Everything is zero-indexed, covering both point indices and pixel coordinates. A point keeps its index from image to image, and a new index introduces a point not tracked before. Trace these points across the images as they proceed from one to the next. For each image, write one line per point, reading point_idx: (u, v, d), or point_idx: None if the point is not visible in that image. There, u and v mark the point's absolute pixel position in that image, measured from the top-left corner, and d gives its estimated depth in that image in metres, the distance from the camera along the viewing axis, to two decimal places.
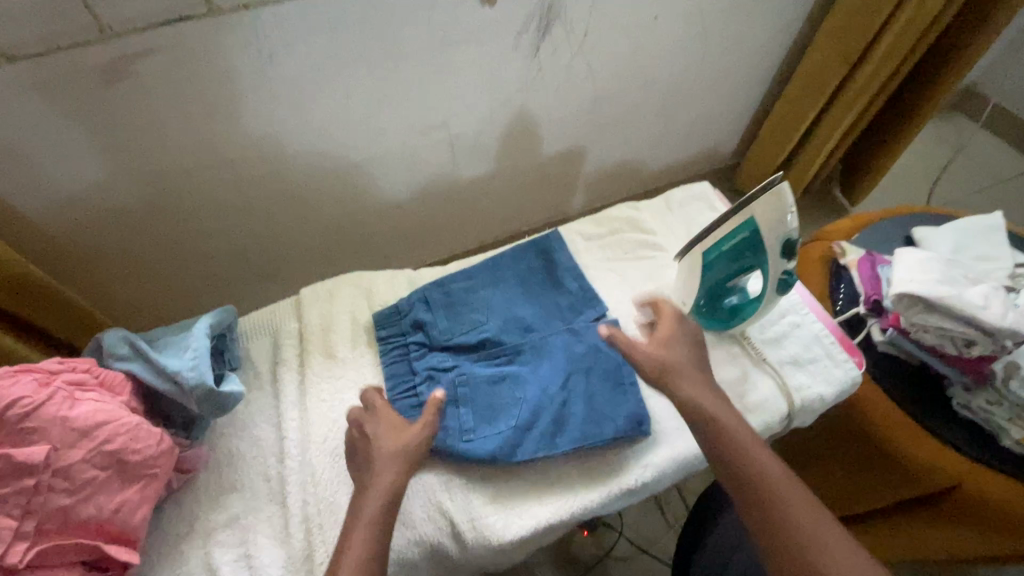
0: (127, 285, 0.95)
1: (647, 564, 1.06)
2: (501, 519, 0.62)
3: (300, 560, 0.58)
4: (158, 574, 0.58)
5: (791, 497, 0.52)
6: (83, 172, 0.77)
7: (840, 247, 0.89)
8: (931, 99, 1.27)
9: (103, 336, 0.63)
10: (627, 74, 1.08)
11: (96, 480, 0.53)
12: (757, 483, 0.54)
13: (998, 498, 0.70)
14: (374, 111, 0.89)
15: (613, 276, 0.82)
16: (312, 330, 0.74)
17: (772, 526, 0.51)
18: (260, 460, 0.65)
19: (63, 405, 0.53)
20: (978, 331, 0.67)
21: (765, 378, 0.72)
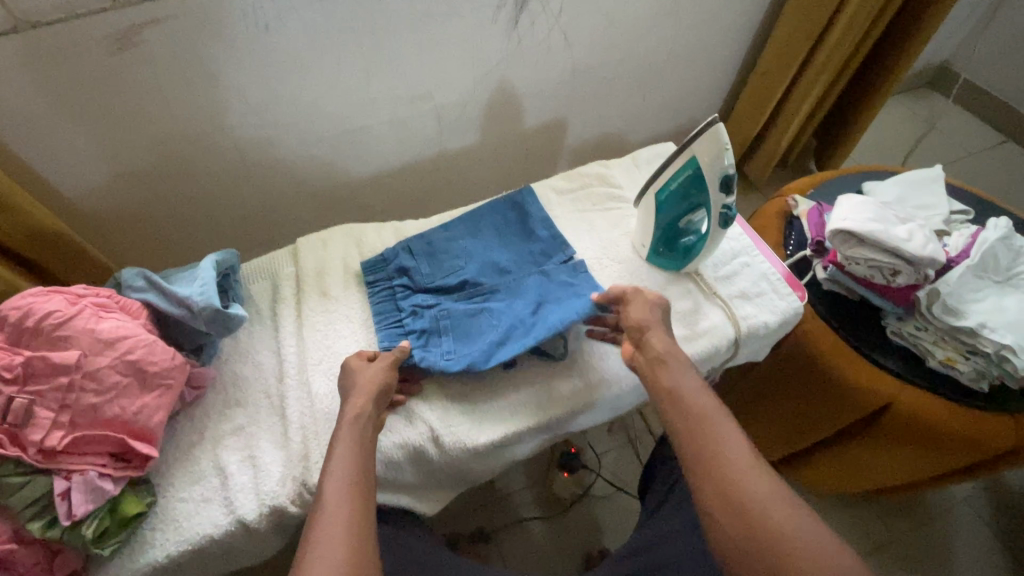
0: (137, 243, 1.03)
1: (623, 501, 1.15)
2: (475, 426, 0.70)
3: (299, 460, 0.67)
4: (173, 472, 0.66)
5: (712, 426, 0.59)
6: (98, 133, 0.84)
7: (793, 200, 0.97)
8: (894, 70, 1.34)
9: (121, 272, 0.71)
10: (603, 48, 1.15)
11: (120, 385, 0.60)
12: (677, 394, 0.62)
13: (923, 412, 0.79)
14: (363, 80, 0.96)
15: (581, 225, 0.89)
16: (308, 274, 0.82)
17: (704, 469, 0.56)
18: (262, 381, 0.74)
19: (89, 320, 0.61)
20: (903, 261, 0.76)
21: (715, 309, 0.80)
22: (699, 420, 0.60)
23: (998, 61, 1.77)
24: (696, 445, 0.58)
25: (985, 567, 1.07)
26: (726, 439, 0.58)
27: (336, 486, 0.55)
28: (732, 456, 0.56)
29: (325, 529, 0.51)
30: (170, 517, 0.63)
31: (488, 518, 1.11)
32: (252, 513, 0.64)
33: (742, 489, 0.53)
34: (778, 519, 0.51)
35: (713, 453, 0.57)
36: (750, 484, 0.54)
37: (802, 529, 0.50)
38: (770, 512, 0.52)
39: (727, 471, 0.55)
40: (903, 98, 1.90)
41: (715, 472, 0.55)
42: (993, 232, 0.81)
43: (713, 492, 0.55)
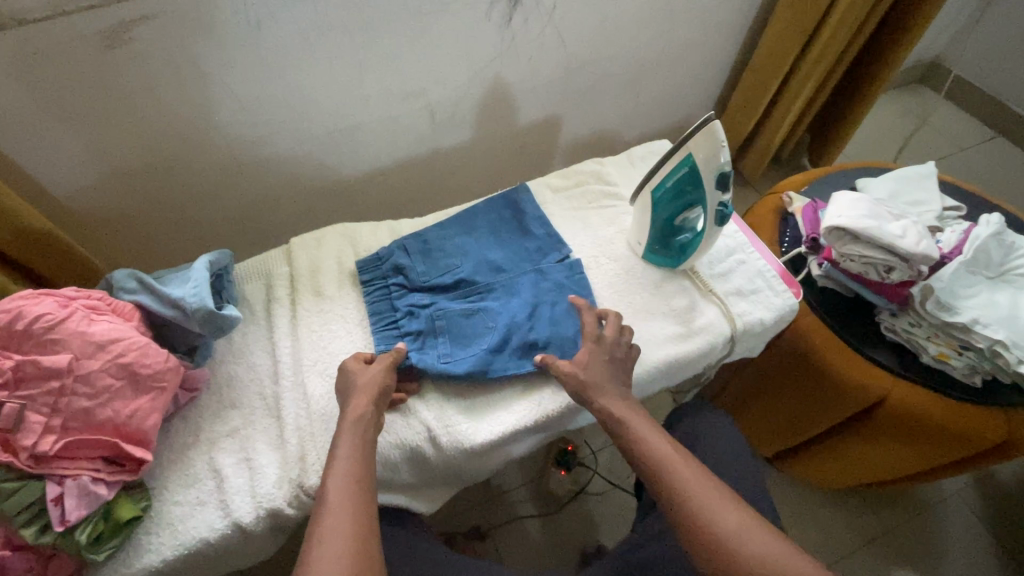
0: (127, 243, 1.01)
1: (619, 497, 1.15)
2: (471, 425, 0.70)
3: (295, 462, 0.66)
4: (168, 475, 0.66)
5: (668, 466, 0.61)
6: (87, 133, 0.83)
7: (788, 196, 0.97)
8: (886, 66, 1.35)
9: (112, 274, 0.70)
10: (597, 45, 1.15)
11: (112, 387, 0.60)
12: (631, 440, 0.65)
13: (916, 408, 0.79)
14: (356, 79, 0.95)
15: (577, 222, 0.89)
16: (302, 274, 0.81)
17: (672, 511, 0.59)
18: (256, 381, 0.73)
19: (81, 322, 0.60)
20: (896, 257, 0.76)
21: (711, 307, 0.80)
22: (657, 466, 0.61)
23: (989, 57, 1.78)
24: (661, 492, 0.60)
25: (976, 558, 1.09)
26: (687, 479, 0.59)
27: (339, 485, 0.56)
28: (693, 496, 0.58)
29: (329, 531, 0.52)
30: (165, 520, 0.63)
31: (485, 516, 1.11)
32: (248, 516, 0.63)
33: (709, 529, 0.56)
34: (747, 553, 0.54)
35: (677, 499, 0.59)
36: (715, 521, 0.56)
37: (767, 555, 0.53)
38: (738, 543, 0.54)
39: (692, 512, 0.57)
40: (895, 94, 1.91)
41: (682, 516, 0.58)
42: (985, 228, 0.81)
43: (685, 537, 0.57)
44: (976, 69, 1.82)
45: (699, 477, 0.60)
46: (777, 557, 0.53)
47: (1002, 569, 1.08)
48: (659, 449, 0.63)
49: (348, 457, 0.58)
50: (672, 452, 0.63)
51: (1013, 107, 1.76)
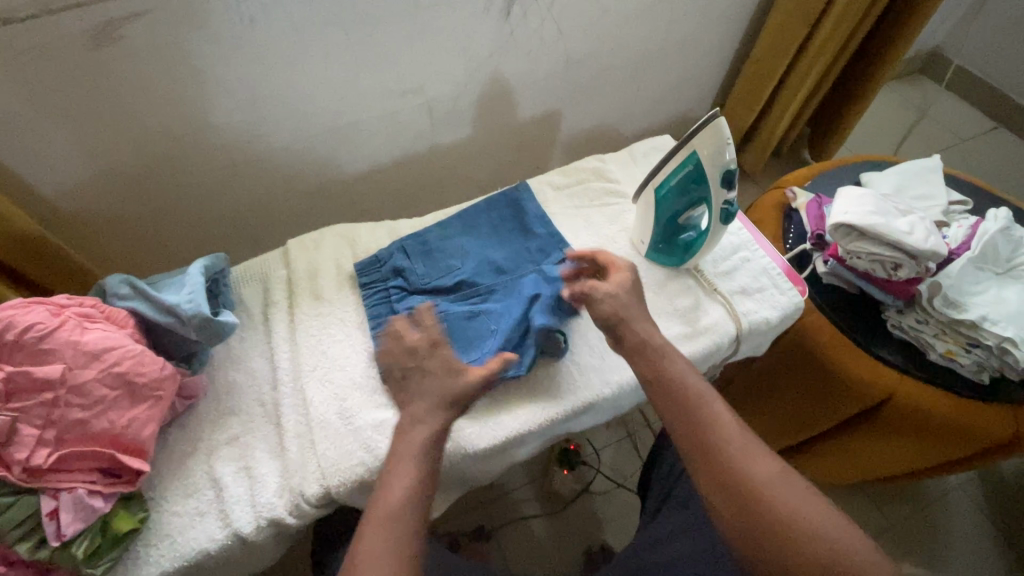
0: (122, 246, 1.00)
1: (623, 497, 1.14)
2: (476, 429, 0.69)
3: (296, 469, 0.65)
4: (166, 485, 0.64)
5: (701, 405, 0.58)
6: (77, 135, 0.81)
7: (792, 192, 0.96)
8: (889, 57, 1.33)
9: (106, 280, 0.68)
10: (596, 38, 1.12)
11: (107, 398, 0.58)
12: (664, 375, 0.61)
13: (925, 406, 0.79)
14: (353, 75, 0.93)
15: (579, 221, 0.87)
16: (300, 277, 0.79)
17: (703, 454, 0.56)
18: (255, 388, 0.72)
19: (74, 331, 0.59)
20: (904, 255, 0.75)
21: (716, 306, 0.79)
22: (691, 409, 0.58)
23: (991, 46, 1.76)
24: (692, 437, 0.57)
25: (982, 553, 1.09)
26: (722, 425, 0.57)
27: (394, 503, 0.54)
28: (728, 440, 0.56)
29: (373, 549, 0.50)
30: (163, 532, 0.62)
31: (489, 516, 1.11)
32: (248, 527, 0.62)
33: (742, 478, 0.54)
34: (778, 501, 0.52)
35: (710, 445, 0.56)
36: (748, 471, 0.54)
37: (798, 503, 0.52)
38: (768, 490, 0.53)
39: (721, 455, 0.55)
40: (896, 85, 1.89)
41: (712, 461, 0.55)
42: (992, 223, 0.81)
43: (713, 484, 0.55)
44: (977, 59, 1.81)
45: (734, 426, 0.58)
46: (808, 508, 0.52)
47: (1007, 563, 1.08)
48: (696, 388, 0.60)
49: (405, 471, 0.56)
50: (709, 396, 0.60)
51: (1014, 97, 1.75)
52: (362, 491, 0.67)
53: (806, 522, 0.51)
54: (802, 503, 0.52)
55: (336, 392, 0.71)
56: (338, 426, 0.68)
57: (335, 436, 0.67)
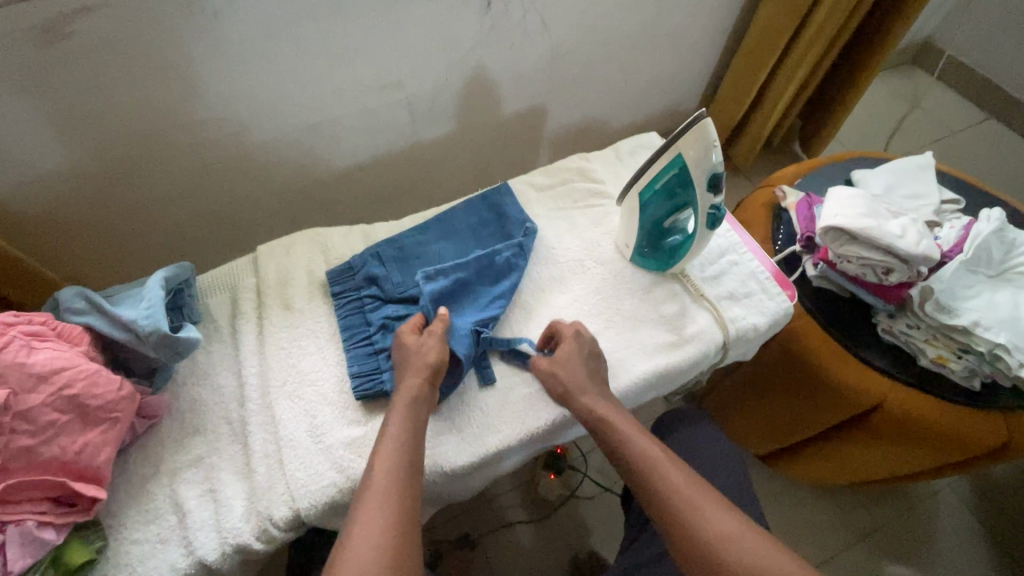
0: (87, 253, 0.95)
1: (611, 501, 1.13)
2: (453, 446, 0.66)
3: (263, 493, 0.63)
4: (126, 511, 0.61)
5: (652, 465, 0.59)
6: (31, 139, 0.76)
7: (781, 191, 0.93)
8: (881, 49, 1.30)
9: (59, 293, 0.64)
10: (582, 30, 1.08)
11: (57, 423, 0.54)
12: (610, 435, 0.62)
13: (913, 413, 0.77)
14: (326, 71, 0.88)
15: (561, 224, 0.84)
16: (270, 285, 0.76)
17: (660, 513, 0.56)
18: (222, 405, 0.69)
19: (19, 353, 0.55)
20: (895, 258, 0.73)
21: (702, 312, 0.76)
22: (643, 472, 0.59)
23: (984, 36, 1.73)
24: (648, 498, 0.57)
25: (968, 552, 1.08)
26: (672, 482, 0.57)
27: (367, 532, 0.49)
28: (680, 499, 0.56)
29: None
30: (123, 561, 0.59)
31: (475, 523, 1.09)
32: (213, 554, 0.60)
33: (697, 538, 0.53)
34: (736, 560, 0.51)
35: (663, 508, 0.56)
36: (703, 531, 0.53)
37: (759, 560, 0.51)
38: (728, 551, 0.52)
39: (675, 515, 0.55)
40: (888, 76, 1.86)
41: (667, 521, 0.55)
42: (986, 225, 0.78)
43: (673, 543, 0.55)
44: (970, 49, 1.78)
45: (688, 483, 0.57)
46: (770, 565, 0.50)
47: (993, 562, 1.08)
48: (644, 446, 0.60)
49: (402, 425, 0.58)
50: (662, 456, 0.60)
51: (1006, 89, 1.73)
52: (335, 513, 0.64)
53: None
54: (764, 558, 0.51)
55: (307, 409, 0.68)
56: (308, 445, 0.65)
57: (304, 456, 0.64)
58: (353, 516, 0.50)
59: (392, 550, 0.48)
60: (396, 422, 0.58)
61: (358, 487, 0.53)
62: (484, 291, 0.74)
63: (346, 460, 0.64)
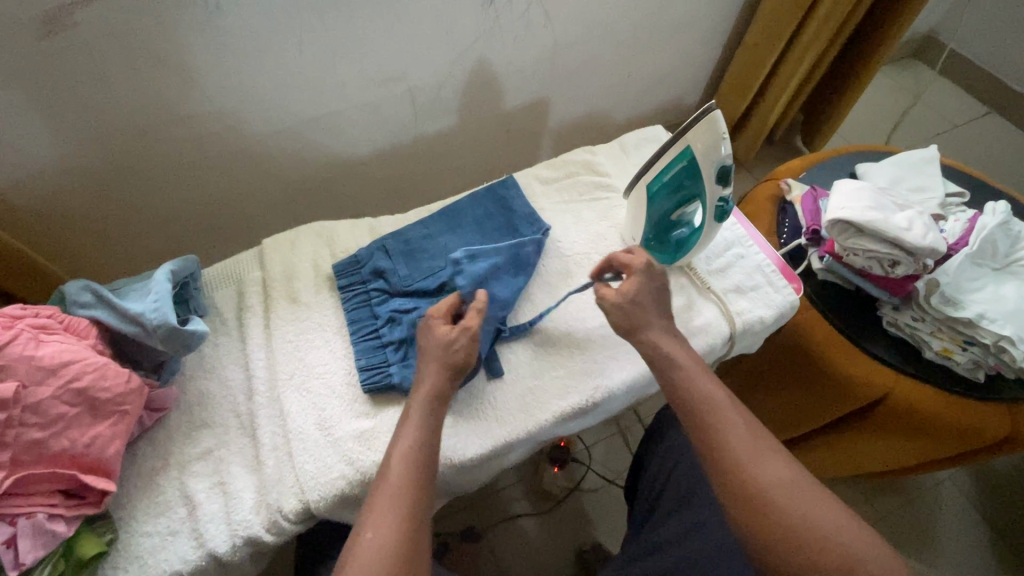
0: (90, 248, 0.94)
1: (615, 494, 1.13)
2: (462, 438, 0.66)
3: (272, 485, 0.63)
4: (135, 504, 0.61)
5: (713, 406, 0.57)
6: (34, 131, 0.75)
7: (786, 184, 0.93)
8: (884, 43, 1.29)
9: (65, 286, 0.64)
10: (585, 23, 1.07)
11: (67, 415, 0.54)
12: (672, 372, 0.60)
13: (918, 404, 0.77)
14: (329, 63, 0.88)
15: (567, 217, 0.84)
16: (276, 279, 0.76)
17: (715, 452, 0.55)
18: (229, 399, 0.69)
19: (27, 346, 0.54)
20: (902, 251, 0.73)
21: (709, 305, 0.76)
22: (699, 413, 0.57)
23: (986, 29, 1.73)
24: (705, 436, 0.56)
25: (969, 542, 1.09)
26: (731, 424, 0.56)
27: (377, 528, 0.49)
28: (738, 442, 0.55)
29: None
30: (133, 554, 0.59)
31: (480, 516, 1.09)
32: (224, 546, 0.60)
33: (754, 479, 0.52)
34: (788, 506, 0.51)
35: (720, 450, 0.55)
36: (761, 473, 0.53)
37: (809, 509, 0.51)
38: (782, 496, 0.51)
39: (731, 455, 0.54)
40: (889, 70, 1.86)
41: (721, 462, 0.54)
42: (992, 217, 0.79)
43: (723, 481, 0.54)
44: (972, 42, 1.78)
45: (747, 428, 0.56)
46: (822, 515, 0.50)
47: (994, 553, 1.08)
48: (706, 388, 0.58)
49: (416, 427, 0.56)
50: (725, 398, 0.58)
51: (1008, 83, 1.73)
52: (344, 505, 0.64)
53: (817, 527, 0.50)
54: (814, 508, 0.51)
55: (315, 401, 0.68)
56: (316, 437, 0.65)
57: (313, 448, 0.64)
58: (370, 507, 0.51)
59: (405, 545, 0.48)
60: (416, 418, 0.57)
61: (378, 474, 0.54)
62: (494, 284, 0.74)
63: (354, 453, 0.64)
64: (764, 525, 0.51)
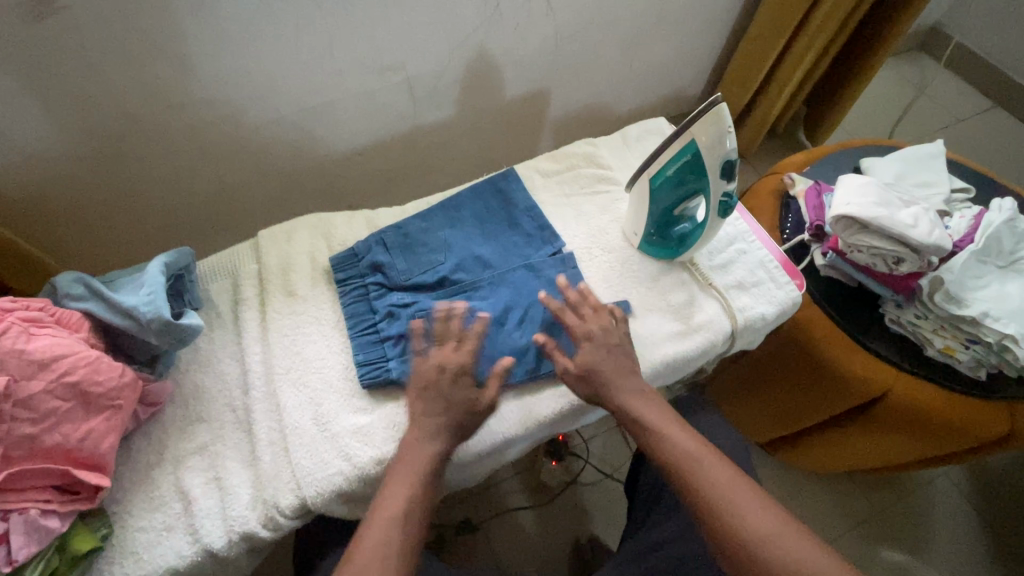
0: (84, 239, 0.93)
1: (612, 488, 1.13)
2: (496, 416, 0.67)
3: (269, 480, 0.62)
4: (130, 499, 0.61)
5: (693, 458, 0.58)
6: (23, 118, 0.74)
7: (790, 178, 0.92)
8: (891, 34, 1.27)
9: (56, 278, 0.62)
10: (588, 10, 1.05)
11: (60, 410, 0.53)
12: (650, 434, 0.61)
13: (923, 404, 0.77)
14: (325, 50, 0.86)
15: (568, 211, 0.83)
16: (272, 271, 0.74)
17: (700, 511, 0.55)
18: (225, 393, 0.68)
19: (17, 339, 0.53)
20: (907, 248, 0.73)
21: (710, 301, 0.76)
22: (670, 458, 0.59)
23: (992, 22, 1.71)
24: (687, 496, 0.57)
25: (964, 538, 1.10)
26: (709, 478, 0.56)
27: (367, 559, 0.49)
28: (718, 497, 0.55)
29: None
30: (128, 549, 0.59)
31: (477, 509, 1.09)
32: (220, 542, 0.60)
33: (739, 535, 0.53)
34: (775, 556, 0.51)
35: (703, 507, 0.55)
36: (743, 527, 0.53)
37: (796, 559, 0.50)
38: (768, 550, 0.51)
39: (714, 513, 0.54)
40: (894, 61, 1.84)
41: (707, 519, 0.55)
42: (997, 215, 0.78)
43: (711, 539, 0.55)
44: (979, 35, 1.75)
45: (726, 478, 0.56)
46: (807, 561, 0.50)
47: (987, 547, 1.09)
48: (680, 443, 0.59)
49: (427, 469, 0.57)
50: (699, 453, 0.58)
51: (1013, 76, 1.71)
52: (341, 501, 0.64)
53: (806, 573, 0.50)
54: (799, 555, 0.51)
55: (312, 396, 0.67)
56: (313, 433, 0.64)
57: (310, 444, 0.64)
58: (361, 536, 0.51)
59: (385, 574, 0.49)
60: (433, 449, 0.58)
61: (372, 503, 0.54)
62: (503, 282, 0.74)
63: (349, 450, 0.64)
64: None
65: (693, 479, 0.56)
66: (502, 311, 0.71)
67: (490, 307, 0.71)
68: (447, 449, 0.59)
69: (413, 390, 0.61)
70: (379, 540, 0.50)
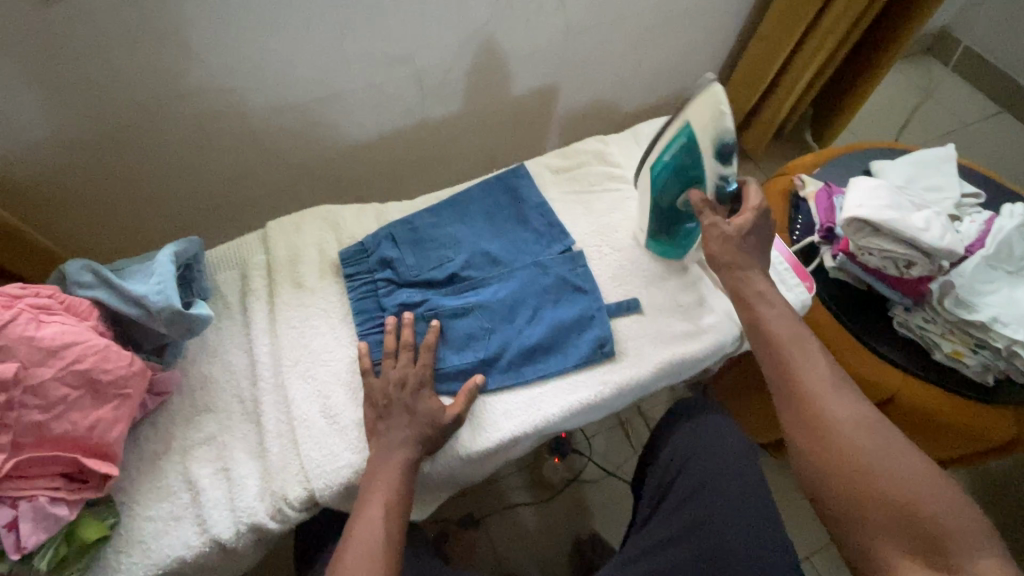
0: (88, 226, 0.92)
1: (614, 486, 1.13)
2: (502, 413, 0.67)
3: (277, 472, 0.62)
4: (138, 488, 0.61)
5: (796, 348, 0.60)
6: (33, 103, 0.73)
7: (800, 179, 0.92)
8: (901, 38, 1.27)
9: (65, 265, 0.62)
10: (599, 6, 1.04)
11: (69, 398, 0.53)
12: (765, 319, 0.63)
13: (930, 407, 0.78)
14: (336, 42, 0.85)
15: (578, 209, 0.83)
16: (281, 263, 0.74)
17: (791, 389, 0.59)
18: (232, 383, 0.68)
19: (28, 326, 0.53)
20: (918, 251, 0.73)
21: (720, 303, 0.76)
22: (788, 355, 0.60)
23: (1000, 27, 1.71)
24: (782, 375, 0.60)
25: None
26: (810, 367, 0.59)
27: (356, 560, 0.52)
28: (815, 385, 0.58)
29: None
30: (136, 538, 0.59)
31: (479, 505, 1.09)
32: (228, 532, 0.59)
33: (826, 415, 0.56)
34: (857, 439, 0.54)
35: (796, 386, 0.58)
36: (831, 410, 0.56)
37: (878, 448, 0.53)
38: (848, 432, 0.54)
39: (805, 392, 0.58)
40: (901, 65, 1.84)
41: (794, 395, 0.58)
42: (1008, 220, 0.77)
43: (791, 414, 0.58)
44: (987, 41, 1.75)
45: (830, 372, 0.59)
46: (889, 455, 0.53)
47: None
48: (789, 328, 0.62)
49: (405, 468, 0.59)
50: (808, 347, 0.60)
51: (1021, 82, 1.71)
52: (348, 495, 0.64)
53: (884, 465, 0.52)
54: (884, 449, 0.53)
55: (319, 389, 0.67)
56: (322, 425, 0.64)
57: (319, 436, 0.64)
58: (349, 535, 0.54)
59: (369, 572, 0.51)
60: (415, 447, 0.60)
61: (359, 499, 0.57)
62: (512, 279, 0.73)
63: (357, 442, 0.64)
64: (827, 454, 0.55)
65: (793, 363, 0.59)
66: (510, 308, 0.71)
67: (499, 304, 0.71)
68: (430, 447, 0.61)
69: (415, 390, 0.63)
70: (367, 539, 0.53)
